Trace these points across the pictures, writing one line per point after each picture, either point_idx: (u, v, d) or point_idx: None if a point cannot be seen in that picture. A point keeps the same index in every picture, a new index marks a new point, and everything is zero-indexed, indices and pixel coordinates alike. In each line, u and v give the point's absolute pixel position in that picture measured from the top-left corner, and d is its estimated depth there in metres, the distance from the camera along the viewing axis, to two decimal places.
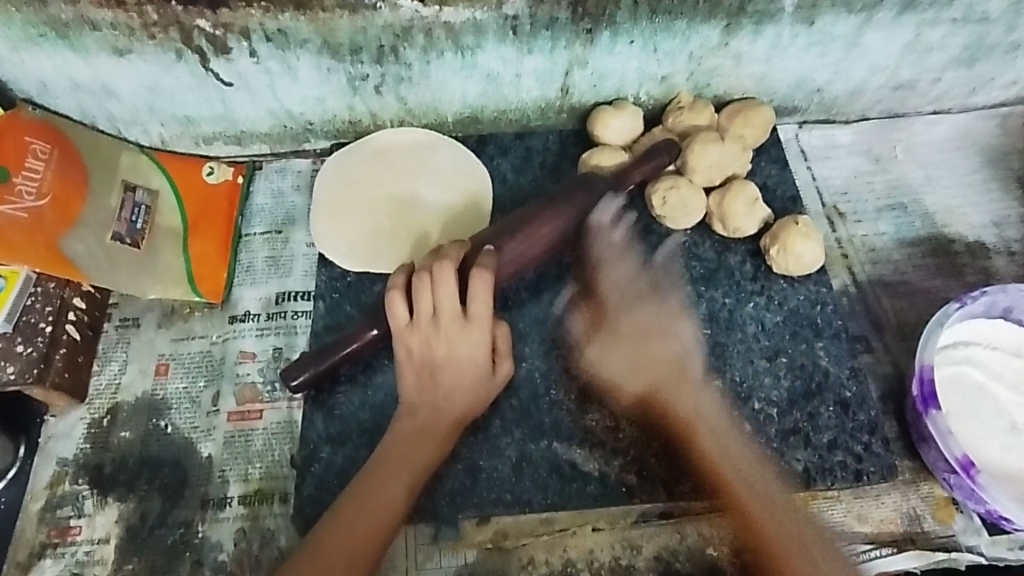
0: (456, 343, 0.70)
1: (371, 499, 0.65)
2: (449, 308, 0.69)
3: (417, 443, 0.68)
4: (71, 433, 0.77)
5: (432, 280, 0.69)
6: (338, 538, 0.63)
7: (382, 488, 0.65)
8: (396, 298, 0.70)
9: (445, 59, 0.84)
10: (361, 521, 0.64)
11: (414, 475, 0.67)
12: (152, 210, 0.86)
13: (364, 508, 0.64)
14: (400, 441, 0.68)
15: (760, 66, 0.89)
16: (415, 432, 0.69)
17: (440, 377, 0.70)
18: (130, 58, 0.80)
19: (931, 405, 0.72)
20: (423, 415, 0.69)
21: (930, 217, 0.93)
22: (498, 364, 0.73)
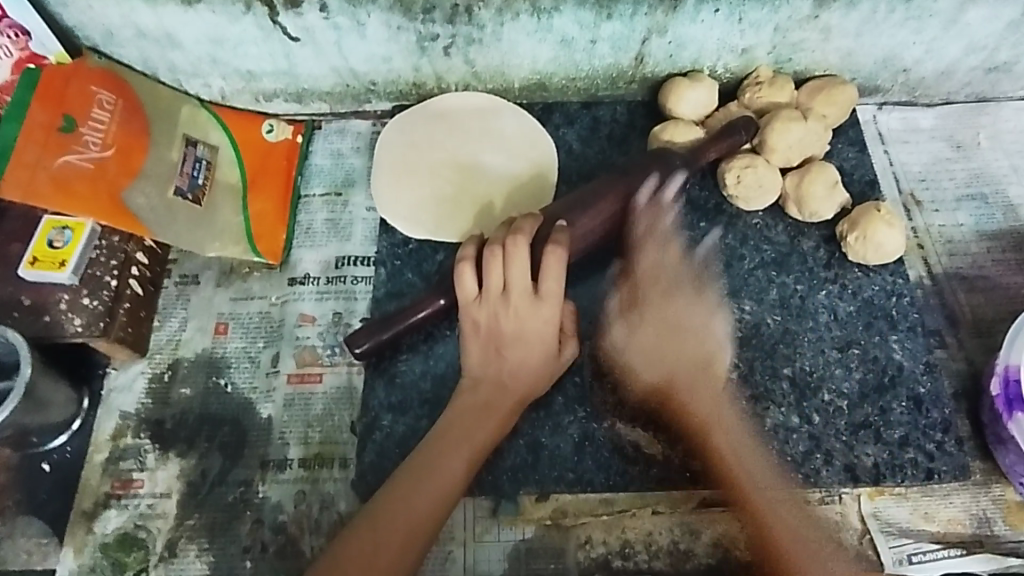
0: (525, 320, 0.68)
1: (432, 467, 0.64)
2: (520, 283, 0.67)
3: (478, 412, 0.67)
4: (132, 386, 0.78)
5: (505, 254, 0.68)
6: (394, 507, 0.62)
7: (443, 456, 0.65)
8: (466, 270, 0.69)
9: (520, 21, 0.80)
10: (422, 490, 0.63)
11: (475, 445, 0.66)
12: (212, 165, 0.84)
13: (426, 475, 0.64)
14: (463, 412, 0.67)
15: (848, 41, 0.85)
16: (478, 401, 0.68)
17: (505, 352, 0.68)
18: (198, 9, 0.77)
19: (1014, 407, 0.69)
20: (487, 385, 0.68)
21: (1013, 210, 0.89)
22: (565, 343, 0.71)
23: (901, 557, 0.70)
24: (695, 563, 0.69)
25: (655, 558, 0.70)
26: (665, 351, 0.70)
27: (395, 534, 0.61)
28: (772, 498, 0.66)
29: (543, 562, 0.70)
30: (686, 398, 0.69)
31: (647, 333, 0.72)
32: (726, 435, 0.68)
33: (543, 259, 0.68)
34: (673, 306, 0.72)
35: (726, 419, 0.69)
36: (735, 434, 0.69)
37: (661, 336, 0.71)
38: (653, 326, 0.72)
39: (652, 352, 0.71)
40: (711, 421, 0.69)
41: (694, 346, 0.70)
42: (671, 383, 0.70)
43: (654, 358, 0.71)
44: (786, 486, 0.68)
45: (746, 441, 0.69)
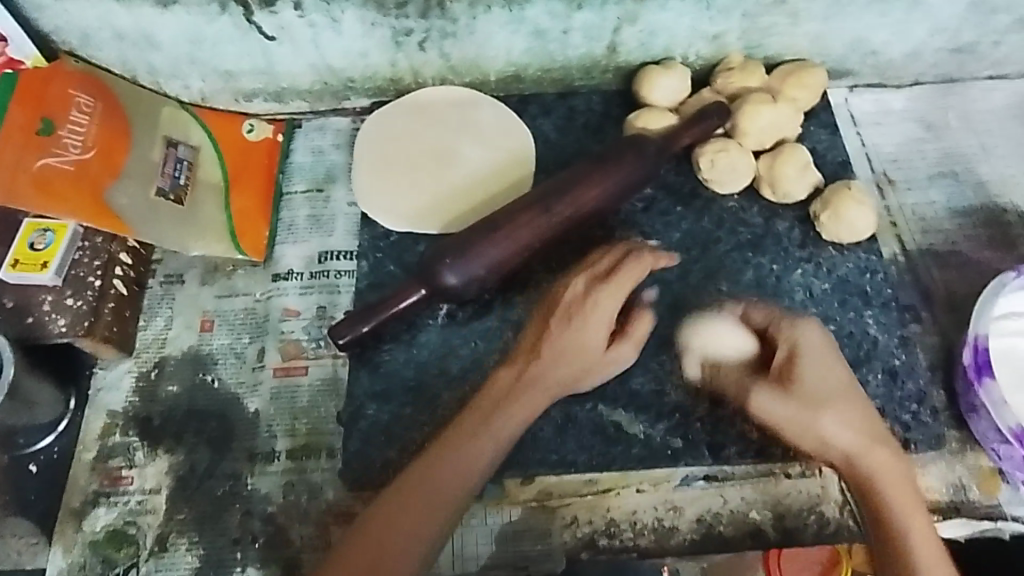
0: (607, 308, 0.70)
1: (457, 457, 0.63)
2: (624, 279, 0.72)
3: (509, 410, 0.66)
4: (119, 384, 0.78)
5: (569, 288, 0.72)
6: (428, 494, 0.61)
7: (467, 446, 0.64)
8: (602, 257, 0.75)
9: (493, 13, 0.82)
10: (445, 481, 0.62)
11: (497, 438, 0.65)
12: (193, 165, 0.85)
13: (449, 467, 0.63)
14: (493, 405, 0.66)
15: (816, 25, 0.86)
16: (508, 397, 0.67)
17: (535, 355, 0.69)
18: (173, 10, 0.79)
19: (984, 374, 0.72)
20: (521, 380, 0.68)
21: (982, 186, 0.91)
22: (619, 349, 0.71)
23: None
24: (679, 539, 0.71)
25: (640, 535, 0.71)
26: (815, 372, 0.66)
27: (408, 528, 0.60)
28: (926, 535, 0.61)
29: (530, 543, 0.71)
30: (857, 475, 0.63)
31: (780, 410, 0.65)
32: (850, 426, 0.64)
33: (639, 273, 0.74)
34: (821, 404, 0.64)
35: (873, 482, 0.63)
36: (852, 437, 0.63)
37: (824, 399, 0.64)
38: (791, 394, 0.65)
39: (802, 429, 0.64)
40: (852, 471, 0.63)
41: (843, 421, 0.64)
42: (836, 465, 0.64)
43: (828, 425, 0.63)
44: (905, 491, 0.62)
45: (898, 501, 0.62)
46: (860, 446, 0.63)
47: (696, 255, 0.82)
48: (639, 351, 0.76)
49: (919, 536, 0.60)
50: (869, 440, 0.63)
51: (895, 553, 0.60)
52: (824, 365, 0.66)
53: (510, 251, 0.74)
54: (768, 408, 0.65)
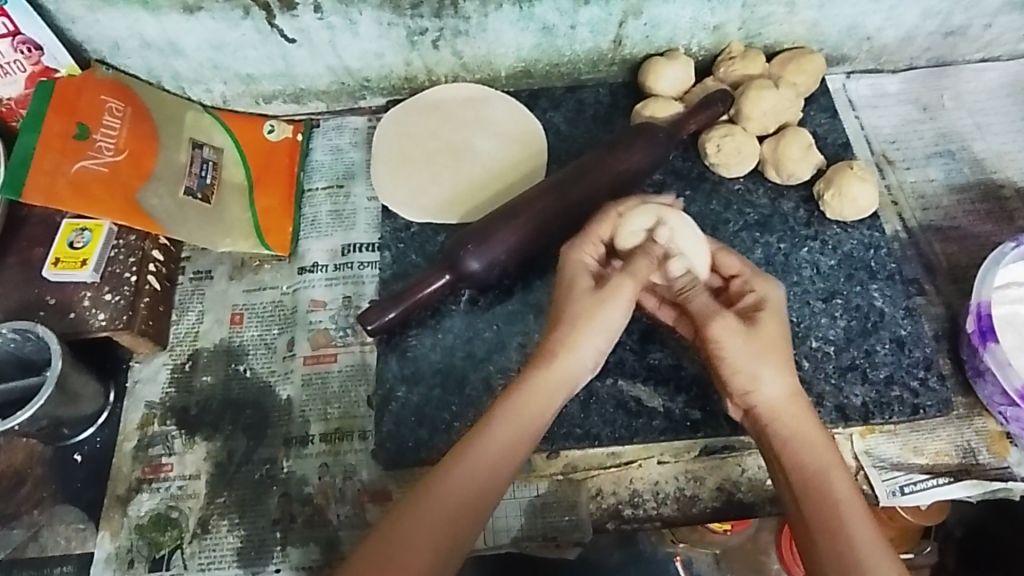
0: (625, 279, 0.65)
1: (473, 471, 0.57)
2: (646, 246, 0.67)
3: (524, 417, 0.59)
4: (155, 377, 0.81)
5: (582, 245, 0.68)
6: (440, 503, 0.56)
7: (481, 456, 0.57)
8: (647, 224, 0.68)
9: (503, 11, 0.85)
10: (466, 492, 0.56)
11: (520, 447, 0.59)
12: (218, 166, 0.88)
13: (466, 478, 0.57)
14: (509, 416, 0.59)
15: (813, 13, 0.90)
16: (528, 405, 0.60)
17: (559, 362, 0.61)
18: (199, 16, 0.82)
19: (988, 339, 0.74)
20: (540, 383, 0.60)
21: (979, 163, 0.94)
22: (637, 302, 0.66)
23: (895, 489, 0.74)
24: (701, 507, 0.74)
25: (664, 504, 0.74)
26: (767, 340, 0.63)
27: (421, 548, 0.54)
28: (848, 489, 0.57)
29: (559, 514, 0.74)
30: (780, 421, 0.61)
31: (732, 340, 0.62)
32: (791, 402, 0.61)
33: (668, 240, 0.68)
34: (764, 349, 0.62)
35: (795, 436, 0.60)
36: (779, 403, 0.61)
37: (770, 345, 0.62)
38: (750, 328, 0.63)
39: (742, 372, 0.62)
40: (773, 415, 0.61)
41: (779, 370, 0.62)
42: (765, 412, 0.62)
43: (766, 363, 0.62)
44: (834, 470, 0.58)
45: (821, 457, 0.59)
46: (791, 417, 0.61)
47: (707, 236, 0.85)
48: (655, 328, 0.78)
49: (841, 491, 0.57)
50: (797, 394, 0.62)
51: (812, 499, 0.57)
52: (781, 322, 0.64)
53: (528, 236, 0.77)
54: (722, 336, 0.63)
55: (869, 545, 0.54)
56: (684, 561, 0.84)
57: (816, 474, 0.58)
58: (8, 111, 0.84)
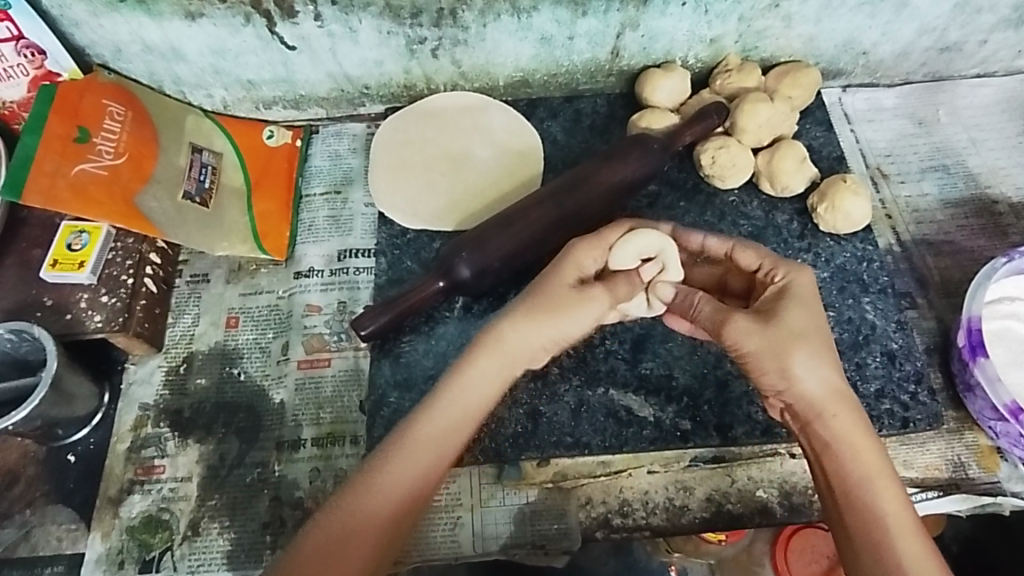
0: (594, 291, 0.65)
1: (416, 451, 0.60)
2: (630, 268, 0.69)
3: (471, 397, 0.62)
4: (150, 378, 0.82)
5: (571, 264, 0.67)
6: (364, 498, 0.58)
7: (426, 433, 0.60)
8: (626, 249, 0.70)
9: (502, 21, 0.86)
10: (409, 471, 0.59)
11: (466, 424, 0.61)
12: (217, 170, 0.89)
13: (404, 462, 0.59)
14: (460, 394, 0.61)
15: (809, 27, 0.91)
16: (475, 382, 0.62)
17: (510, 338, 0.63)
18: (201, 22, 0.82)
19: (978, 353, 0.74)
20: (490, 359, 0.62)
21: (973, 178, 0.95)
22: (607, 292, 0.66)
23: None
24: (690, 518, 0.74)
25: (652, 514, 0.75)
26: (796, 335, 0.61)
27: (368, 527, 0.57)
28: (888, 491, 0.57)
29: (548, 522, 0.74)
30: (825, 421, 0.59)
31: (747, 343, 0.61)
32: (835, 406, 0.60)
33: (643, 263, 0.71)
34: (796, 345, 0.60)
35: (843, 436, 0.59)
36: (818, 403, 0.60)
37: (801, 338, 0.61)
38: (771, 325, 0.61)
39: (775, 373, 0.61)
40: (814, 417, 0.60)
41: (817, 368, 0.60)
42: (806, 412, 0.60)
43: (801, 363, 0.60)
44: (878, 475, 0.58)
45: (862, 460, 0.58)
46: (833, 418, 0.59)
47: None
48: (647, 338, 0.79)
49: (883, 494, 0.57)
50: (838, 392, 0.60)
51: (859, 512, 0.57)
52: (808, 310, 0.62)
53: (522, 244, 0.78)
54: (738, 338, 0.61)
55: (907, 547, 0.55)
56: (679, 571, 0.88)
57: (854, 477, 0.58)
58: (10, 113, 0.86)
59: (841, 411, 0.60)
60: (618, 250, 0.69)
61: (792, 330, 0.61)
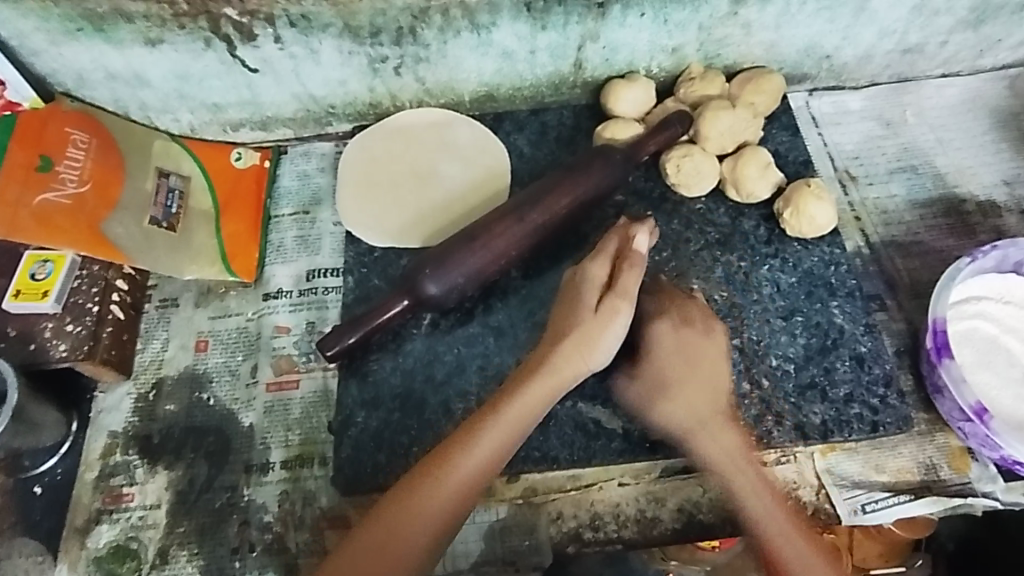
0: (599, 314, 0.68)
1: (464, 466, 0.63)
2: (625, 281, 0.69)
3: (525, 408, 0.66)
4: (119, 406, 0.81)
5: (584, 276, 0.70)
6: (414, 514, 0.62)
7: (488, 438, 0.64)
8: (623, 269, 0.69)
9: (462, 37, 0.86)
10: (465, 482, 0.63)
11: (520, 429, 0.65)
12: (185, 194, 0.89)
13: (456, 478, 0.63)
14: (516, 401, 0.66)
15: (769, 34, 0.91)
16: (535, 396, 0.66)
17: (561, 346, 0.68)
18: (161, 48, 0.83)
19: (944, 355, 0.74)
20: (542, 374, 0.67)
21: (941, 178, 0.95)
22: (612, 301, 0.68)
23: (855, 507, 0.74)
24: (662, 529, 0.74)
25: (624, 527, 0.74)
26: (686, 365, 0.72)
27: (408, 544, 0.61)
28: (757, 482, 0.69)
29: (518, 538, 0.74)
30: (698, 432, 0.70)
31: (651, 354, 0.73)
32: (711, 423, 0.70)
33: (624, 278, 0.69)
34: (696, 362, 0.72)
35: (714, 449, 0.69)
36: (680, 405, 0.70)
37: (678, 367, 0.72)
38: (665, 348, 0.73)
39: (663, 386, 0.71)
40: (694, 429, 0.70)
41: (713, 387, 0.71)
42: (692, 425, 0.70)
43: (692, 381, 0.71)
44: (753, 481, 0.68)
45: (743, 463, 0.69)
46: (708, 421, 0.70)
47: (668, 256, 0.86)
48: None
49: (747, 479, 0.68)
50: (711, 404, 0.71)
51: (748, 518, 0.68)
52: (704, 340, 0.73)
53: (486, 259, 0.78)
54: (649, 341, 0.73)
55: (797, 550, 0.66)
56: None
57: (721, 467, 0.69)
58: None
59: (718, 428, 0.70)
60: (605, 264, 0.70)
61: (677, 346, 0.73)
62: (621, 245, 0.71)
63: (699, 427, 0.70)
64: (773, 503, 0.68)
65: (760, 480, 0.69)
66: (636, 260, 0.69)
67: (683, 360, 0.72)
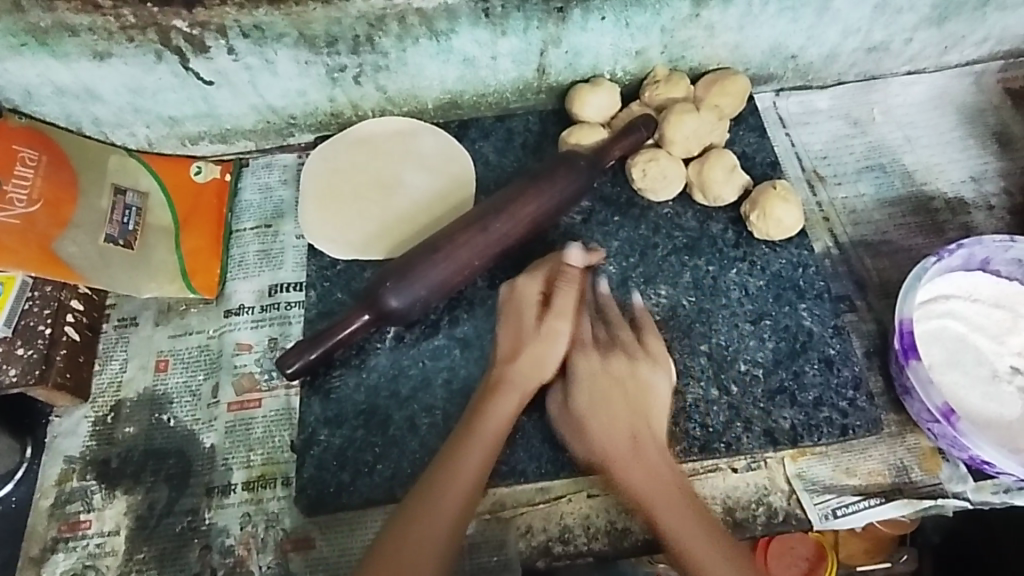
0: (543, 345, 0.72)
1: (460, 474, 0.65)
2: (557, 303, 0.73)
3: (505, 414, 0.69)
4: (76, 430, 0.79)
5: (518, 296, 0.74)
6: (424, 528, 0.62)
7: (470, 456, 0.66)
8: (530, 282, 0.75)
9: (421, 45, 0.85)
10: (463, 491, 0.64)
11: (497, 440, 0.68)
12: (143, 210, 0.87)
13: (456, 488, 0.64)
14: (488, 417, 0.69)
15: (733, 35, 0.90)
16: (505, 405, 0.69)
17: (530, 356, 0.72)
18: (111, 62, 0.81)
19: (910, 356, 0.74)
20: (517, 381, 0.71)
21: (909, 176, 0.94)
22: (549, 321, 0.72)
23: (826, 512, 0.73)
24: (632, 540, 0.72)
25: (594, 539, 0.73)
26: (622, 396, 0.69)
27: (425, 556, 0.61)
28: (669, 487, 0.65)
29: (487, 554, 0.72)
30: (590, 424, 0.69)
31: (586, 359, 0.72)
32: (604, 423, 0.69)
33: (556, 298, 0.74)
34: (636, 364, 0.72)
35: (609, 447, 0.68)
36: (661, 399, 0.70)
37: (655, 362, 0.72)
38: (601, 353, 0.72)
39: (592, 371, 0.71)
40: (613, 455, 0.68)
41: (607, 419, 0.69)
42: (612, 459, 0.67)
43: (599, 410, 0.69)
44: (660, 487, 0.65)
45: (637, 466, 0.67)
46: (620, 414, 0.69)
47: (635, 262, 0.85)
48: None
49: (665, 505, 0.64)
50: (642, 405, 0.69)
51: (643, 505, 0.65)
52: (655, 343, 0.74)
53: (448, 269, 0.76)
54: (557, 337, 0.72)
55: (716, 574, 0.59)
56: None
57: (643, 500, 0.65)
58: None
59: (626, 439, 0.68)
60: (525, 283, 0.75)
61: (599, 364, 0.71)
62: (554, 267, 0.76)
63: (614, 424, 0.68)
64: (691, 516, 0.64)
65: (666, 477, 0.66)
66: (571, 278, 0.74)
67: (605, 376, 0.70)
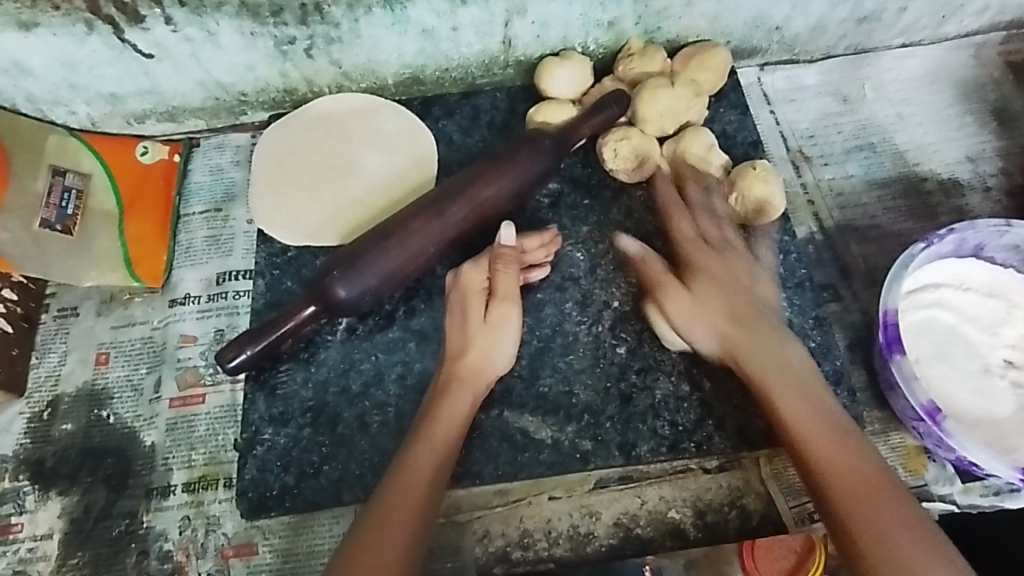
0: (489, 336, 0.68)
1: (412, 484, 0.61)
2: (500, 288, 0.69)
3: (457, 416, 0.65)
4: (9, 428, 0.75)
5: (463, 285, 0.70)
6: (381, 535, 0.57)
7: (418, 464, 0.62)
8: (473, 267, 0.70)
9: (374, 15, 0.79)
10: (417, 497, 0.60)
11: (450, 446, 0.64)
12: (84, 194, 0.82)
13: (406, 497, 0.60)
14: (438, 424, 0.64)
15: (712, 4, 0.84)
16: (451, 409, 0.65)
17: (481, 355, 0.68)
18: (37, 32, 0.74)
19: (894, 350, 0.69)
20: (467, 381, 0.67)
21: (900, 156, 0.89)
22: (493, 308, 0.69)
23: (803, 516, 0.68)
24: (597, 546, 0.68)
25: (556, 544, 0.68)
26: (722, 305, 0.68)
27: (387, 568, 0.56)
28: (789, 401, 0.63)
29: (439, 561, 0.68)
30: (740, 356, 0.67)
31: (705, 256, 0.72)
32: (759, 355, 0.66)
33: (496, 284, 0.69)
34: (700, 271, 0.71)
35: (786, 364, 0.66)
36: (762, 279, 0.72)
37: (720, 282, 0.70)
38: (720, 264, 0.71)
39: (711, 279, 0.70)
40: (787, 374, 0.64)
41: (781, 373, 0.65)
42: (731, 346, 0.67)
43: (703, 312, 0.68)
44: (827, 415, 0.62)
45: (837, 442, 0.60)
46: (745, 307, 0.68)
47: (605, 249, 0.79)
48: (546, 350, 0.74)
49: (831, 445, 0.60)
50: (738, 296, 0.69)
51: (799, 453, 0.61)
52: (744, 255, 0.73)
53: (400, 256, 0.71)
54: (505, 326, 0.69)
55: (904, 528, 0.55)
56: None
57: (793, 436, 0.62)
58: None
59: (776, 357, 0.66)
60: (468, 270, 0.70)
61: (719, 262, 0.71)
62: (492, 251, 0.70)
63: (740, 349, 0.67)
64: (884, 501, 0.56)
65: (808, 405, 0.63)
66: (510, 260, 0.69)
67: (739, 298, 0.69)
